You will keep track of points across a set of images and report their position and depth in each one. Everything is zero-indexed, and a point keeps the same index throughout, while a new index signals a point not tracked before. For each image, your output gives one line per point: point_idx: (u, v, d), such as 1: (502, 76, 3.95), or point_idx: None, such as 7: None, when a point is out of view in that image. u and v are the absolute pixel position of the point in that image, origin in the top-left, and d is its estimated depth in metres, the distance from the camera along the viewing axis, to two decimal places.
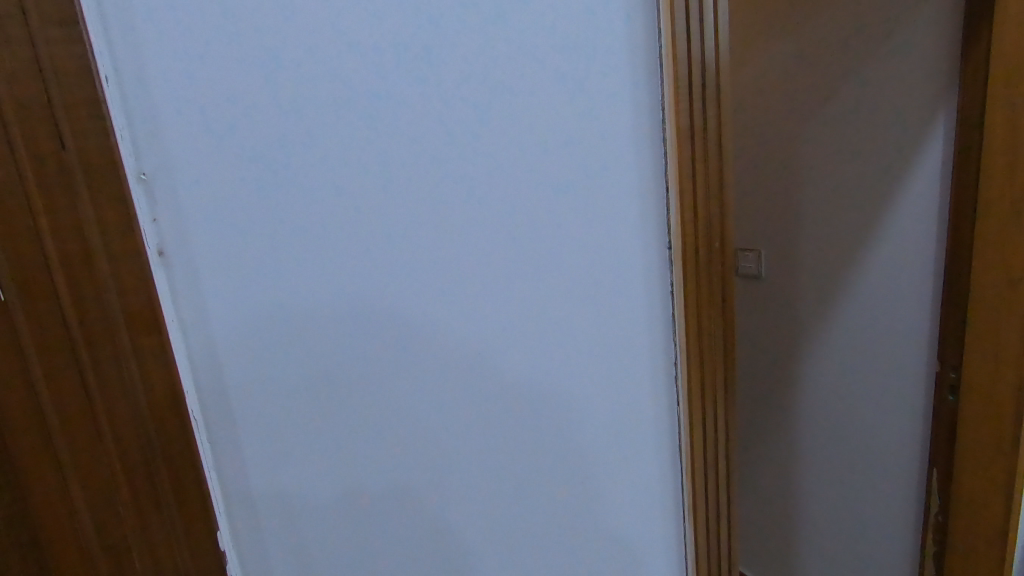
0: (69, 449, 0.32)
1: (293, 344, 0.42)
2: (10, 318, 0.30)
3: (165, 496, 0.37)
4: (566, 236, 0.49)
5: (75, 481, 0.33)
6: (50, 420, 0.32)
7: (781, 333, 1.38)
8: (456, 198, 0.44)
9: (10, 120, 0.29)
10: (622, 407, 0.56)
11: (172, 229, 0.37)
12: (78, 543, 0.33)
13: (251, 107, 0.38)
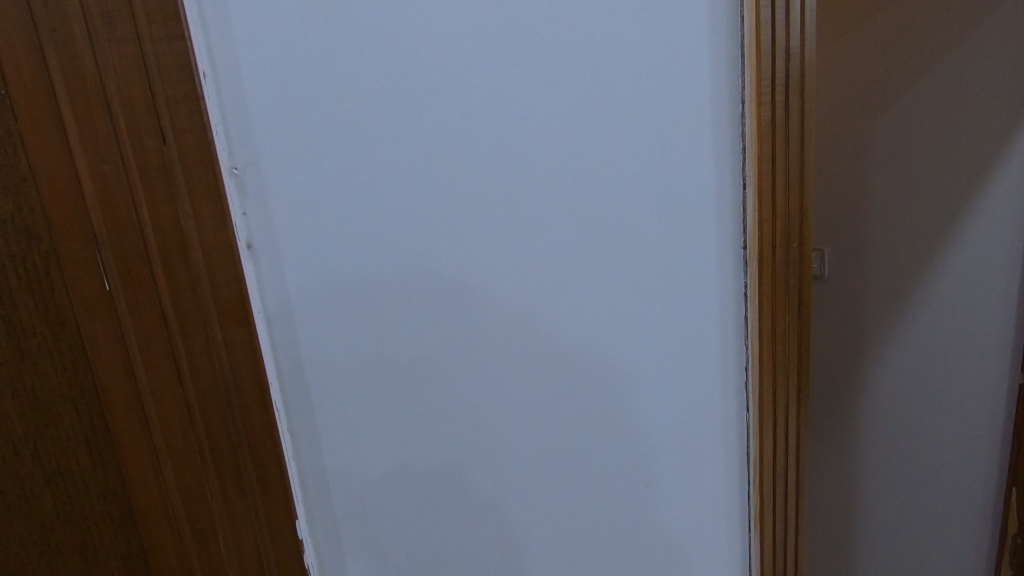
0: (163, 432, 0.35)
1: (362, 339, 0.43)
2: (115, 306, 0.32)
3: (255, 501, 0.37)
4: (651, 231, 0.45)
5: (165, 454, 0.35)
6: (146, 402, 0.34)
7: (844, 344, 1.27)
8: (523, 190, 0.42)
9: (118, 129, 0.31)
10: (701, 414, 0.51)
11: (259, 223, 0.40)
12: (161, 511, 0.36)
13: (331, 112, 0.39)
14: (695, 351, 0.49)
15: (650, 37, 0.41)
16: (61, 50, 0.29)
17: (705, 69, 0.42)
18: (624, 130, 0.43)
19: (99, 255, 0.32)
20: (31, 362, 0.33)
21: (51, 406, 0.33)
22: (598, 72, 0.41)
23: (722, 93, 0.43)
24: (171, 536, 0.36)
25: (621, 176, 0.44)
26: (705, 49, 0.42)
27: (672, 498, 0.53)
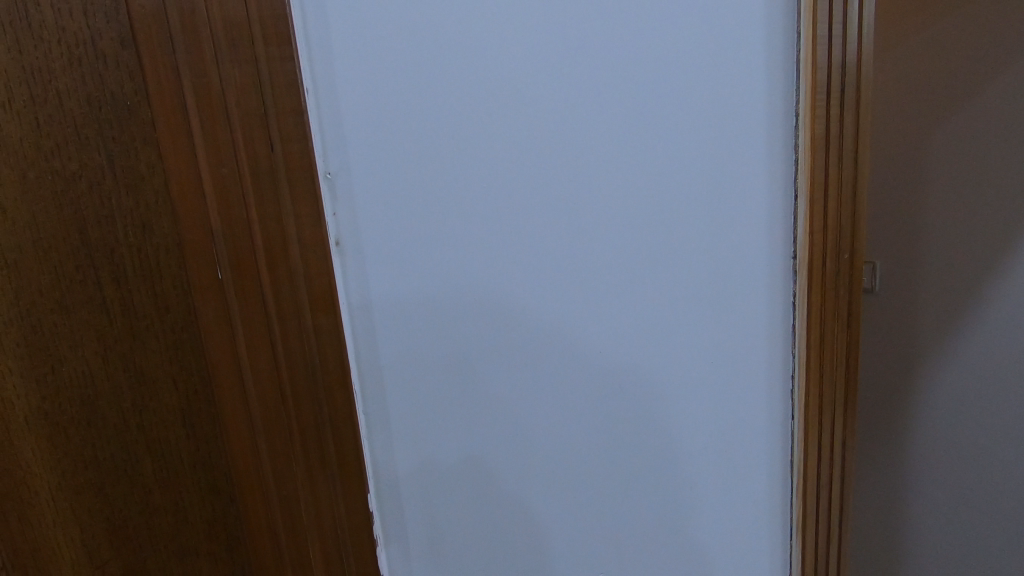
0: (259, 403, 0.40)
1: (435, 329, 0.47)
2: (224, 291, 0.38)
3: (331, 463, 0.43)
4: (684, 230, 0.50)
5: (259, 424, 0.40)
6: (246, 376, 0.39)
7: (892, 338, 1.43)
8: (573, 190, 0.46)
9: (234, 138, 0.36)
10: (723, 397, 0.55)
11: (348, 222, 0.43)
12: (253, 472, 0.41)
13: (417, 122, 0.42)
14: (721, 342, 0.54)
15: (688, 59, 0.46)
16: (193, 68, 0.35)
17: (746, 88, 0.48)
18: (666, 142, 0.47)
19: (215, 247, 0.37)
20: (139, 337, 0.40)
21: (152, 372, 0.41)
22: (643, 89, 0.46)
23: (758, 112, 0.49)
24: (261, 498, 0.41)
25: (659, 179, 0.48)
26: (744, 71, 0.48)
27: (707, 484, 0.57)
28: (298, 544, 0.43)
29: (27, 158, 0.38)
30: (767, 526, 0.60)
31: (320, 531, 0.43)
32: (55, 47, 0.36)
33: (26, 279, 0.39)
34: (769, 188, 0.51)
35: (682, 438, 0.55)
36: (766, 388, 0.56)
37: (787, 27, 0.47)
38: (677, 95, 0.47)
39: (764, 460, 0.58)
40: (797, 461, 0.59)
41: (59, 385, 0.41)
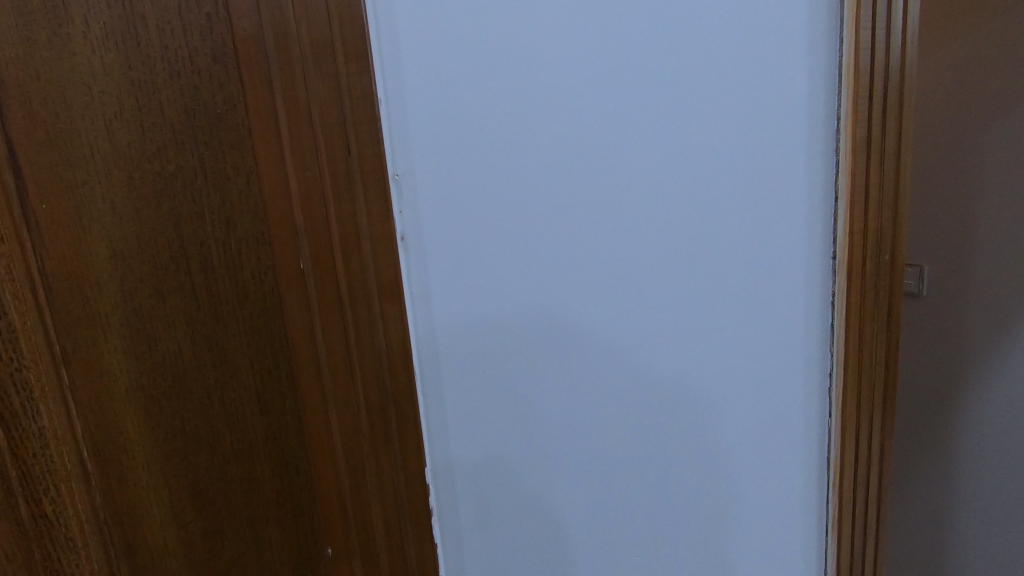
0: (331, 377, 0.45)
1: (489, 318, 0.50)
2: (306, 278, 0.43)
3: (391, 431, 0.49)
4: (718, 223, 0.53)
5: (331, 397, 0.46)
6: (320, 355, 0.45)
7: (942, 342, 1.41)
8: (614, 186, 0.50)
9: (319, 143, 0.42)
10: (755, 384, 0.58)
11: (412, 220, 0.47)
12: (325, 441, 0.46)
13: (477, 127, 0.47)
14: (753, 330, 0.56)
15: (721, 64, 0.50)
16: (285, 84, 0.41)
17: (786, 99, 0.52)
18: (700, 141, 0.51)
19: (298, 241, 0.43)
20: (222, 323, 0.41)
21: (233, 357, 0.41)
22: (678, 93, 0.50)
23: (799, 120, 0.53)
24: (331, 466, 0.46)
25: (693, 176, 0.51)
26: (784, 83, 0.51)
27: (743, 477, 0.60)
28: (362, 505, 0.48)
29: (127, 158, 0.37)
30: (799, 509, 0.63)
31: (381, 490, 0.49)
32: (153, 57, 0.36)
33: (135, 280, 0.38)
34: (799, 184, 0.54)
35: (715, 421, 0.58)
36: (802, 384, 0.59)
37: (825, 42, 0.51)
38: (709, 98, 0.50)
39: (797, 456, 0.61)
40: (831, 457, 0.61)
41: (163, 381, 0.40)
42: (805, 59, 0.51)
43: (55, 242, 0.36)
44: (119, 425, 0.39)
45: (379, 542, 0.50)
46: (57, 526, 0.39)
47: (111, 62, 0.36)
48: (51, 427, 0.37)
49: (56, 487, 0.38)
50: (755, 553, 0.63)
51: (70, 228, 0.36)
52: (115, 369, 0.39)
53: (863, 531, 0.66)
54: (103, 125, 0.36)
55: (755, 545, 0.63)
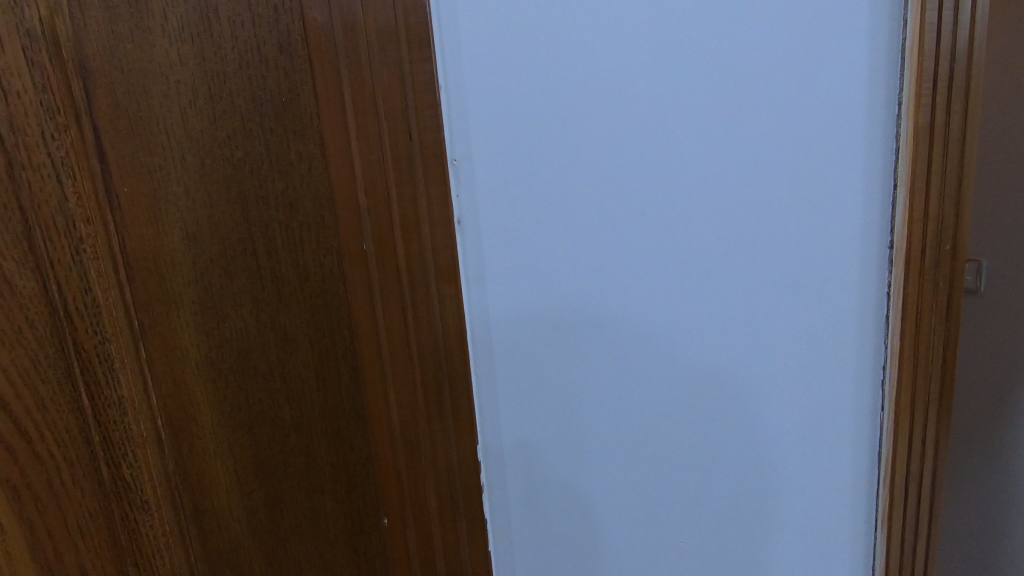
0: (389, 348, 0.51)
1: (538, 299, 0.53)
2: (371, 257, 0.49)
3: (444, 401, 0.53)
4: (769, 212, 0.53)
5: (388, 366, 0.51)
6: (379, 327, 0.50)
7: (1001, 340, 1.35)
8: (661, 173, 0.51)
9: (385, 130, 0.47)
10: (804, 377, 0.57)
11: (468, 203, 0.50)
12: (381, 406, 0.52)
13: (529, 116, 0.49)
14: (804, 321, 0.56)
15: (775, 49, 0.49)
16: (352, 72, 0.46)
17: (844, 85, 0.50)
18: (751, 128, 0.50)
19: (361, 222, 0.48)
20: (280, 300, 0.49)
21: (290, 330, 0.49)
22: (729, 80, 0.49)
23: (856, 107, 0.51)
24: (386, 427, 0.52)
25: (743, 164, 0.51)
26: (842, 68, 0.50)
27: (788, 471, 0.60)
28: (414, 466, 0.53)
29: (202, 148, 0.46)
30: (849, 505, 0.62)
31: (432, 452, 0.54)
32: (227, 54, 0.44)
33: (207, 265, 0.48)
34: (856, 173, 0.53)
35: (760, 413, 0.58)
36: (853, 378, 0.58)
37: (887, 25, 0.50)
38: (762, 84, 0.50)
39: (847, 452, 0.60)
40: (884, 452, 0.60)
41: (229, 356, 0.50)
42: (865, 44, 0.50)
43: (139, 225, 0.47)
44: (190, 390, 0.50)
45: (430, 500, 0.54)
46: (132, 486, 0.52)
47: (186, 53, 0.44)
48: (129, 395, 0.50)
49: (132, 450, 0.51)
50: (802, 545, 0.63)
51: (148, 214, 0.47)
52: (189, 339, 0.49)
53: (916, 529, 0.64)
54: (180, 114, 0.45)
55: (801, 538, 0.62)
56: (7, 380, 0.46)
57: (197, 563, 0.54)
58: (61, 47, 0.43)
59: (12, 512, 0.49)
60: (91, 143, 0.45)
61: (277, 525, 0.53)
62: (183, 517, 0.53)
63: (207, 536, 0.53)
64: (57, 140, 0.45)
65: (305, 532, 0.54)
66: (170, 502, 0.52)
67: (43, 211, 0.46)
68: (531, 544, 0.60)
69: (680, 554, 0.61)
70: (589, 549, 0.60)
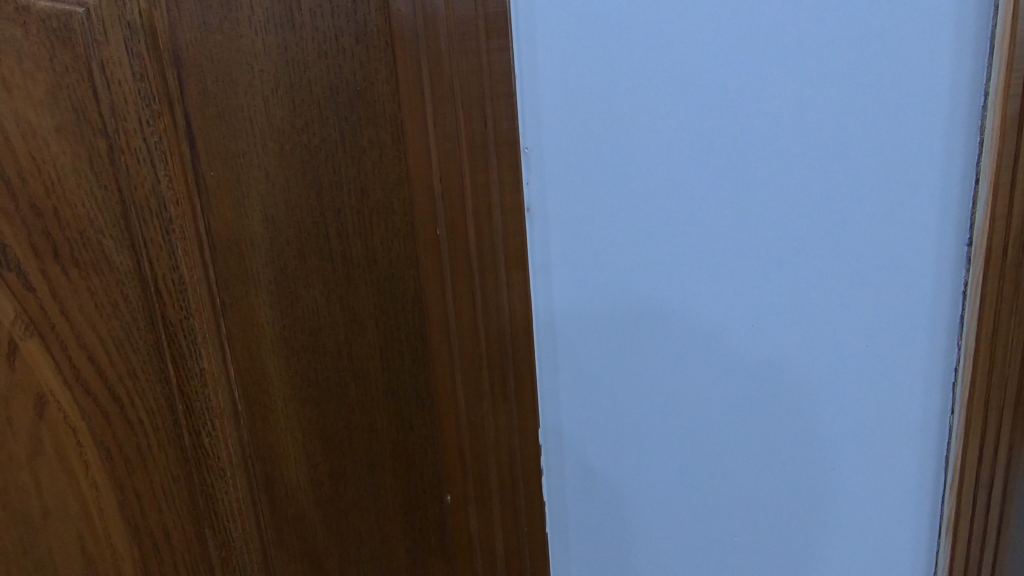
0: (457, 329, 0.53)
1: (604, 289, 0.53)
2: (446, 241, 0.51)
3: (509, 385, 0.54)
4: (844, 204, 0.51)
5: (457, 348, 0.53)
6: (449, 310, 0.52)
7: None
8: (733, 164, 0.50)
9: (460, 117, 0.49)
10: (874, 375, 0.56)
11: (537, 192, 0.51)
12: (449, 386, 0.54)
13: (602, 103, 0.49)
14: (875, 318, 0.54)
15: (857, 36, 0.48)
16: (432, 62, 0.48)
17: (929, 73, 0.49)
18: (828, 117, 0.49)
19: (436, 207, 0.50)
20: (350, 282, 0.51)
21: (358, 310, 0.52)
22: (807, 69, 0.48)
23: (940, 96, 0.49)
24: (452, 406, 0.55)
25: (821, 154, 0.50)
26: (924, 55, 0.48)
27: (845, 471, 0.58)
28: (478, 445, 0.56)
29: (281, 133, 0.48)
30: (914, 508, 0.60)
31: (496, 432, 0.56)
32: (307, 43, 0.47)
33: (283, 245, 0.51)
34: (938, 166, 0.51)
35: (824, 410, 0.56)
36: (924, 378, 0.56)
37: (975, 11, 0.48)
38: (841, 72, 0.48)
39: (913, 456, 0.58)
40: (952, 456, 0.58)
41: (301, 335, 0.52)
42: (953, 31, 0.48)
43: (222, 205, 0.50)
44: (265, 366, 0.53)
45: (492, 479, 0.57)
46: (211, 457, 0.55)
47: (270, 43, 0.47)
48: (209, 366, 0.53)
49: (211, 422, 0.54)
50: (864, 546, 0.61)
51: (231, 195, 0.50)
52: (264, 317, 0.52)
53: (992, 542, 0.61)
54: (263, 102, 0.48)
55: (862, 540, 0.61)
56: (105, 350, 0.50)
57: (267, 529, 0.57)
58: (158, 38, 0.46)
59: (105, 471, 0.53)
60: (183, 128, 0.48)
61: (342, 497, 0.56)
62: (256, 488, 0.56)
63: (277, 505, 0.56)
64: (152, 126, 0.48)
65: (368, 505, 0.57)
66: (245, 473, 0.56)
67: (139, 193, 0.49)
68: (587, 535, 0.60)
69: (736, 550, 0.60)
70: (644, 543, 0.60)
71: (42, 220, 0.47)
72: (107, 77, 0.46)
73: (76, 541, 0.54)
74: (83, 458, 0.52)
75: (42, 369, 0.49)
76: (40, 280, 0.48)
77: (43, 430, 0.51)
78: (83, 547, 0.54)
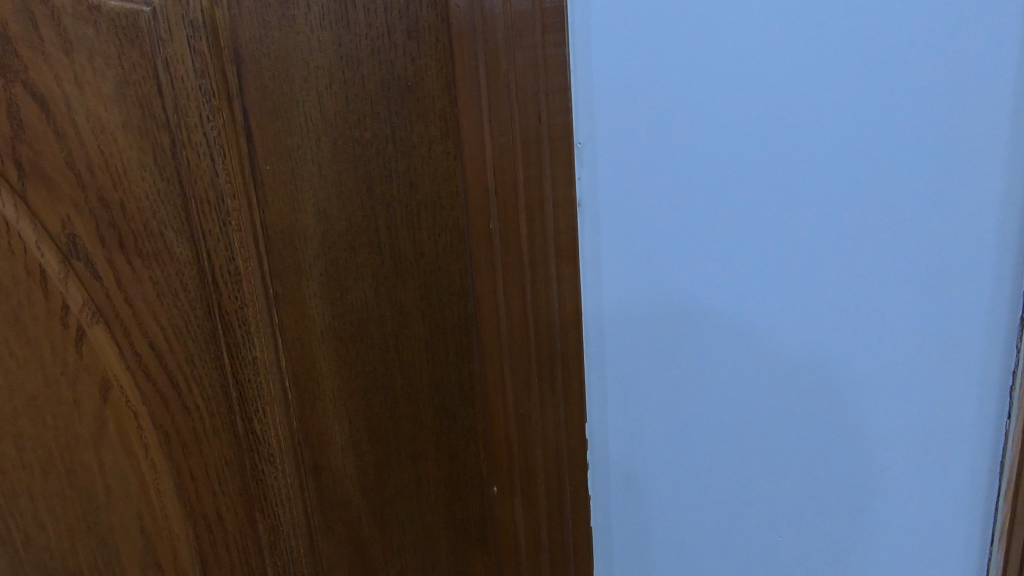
0: (507, 321, 0.54)
1: (654, 285, 0.53)
2: (499, 234, 0.52)
3: (558, 379, 0.55)
4: (908, 201, 0.49)
5: (507, 340, 0.54)
6: (499, 302, 0.54)
7: None
8: (790, 159, 0.49)
9: (516, 112, 0.49)
10: (937, 380, 0.53)
11: (589, 186, 0.51)
12: (497, 376, 0.55)
13: (656, 98, 0.49)
14: (939, 319, 0.52)
15: (925, 26, 0.46)
16: (488, 57, 0.48)
17: (1007, 62, 0.46)
18: (893, 111, 0.48)
19: (490, 201, 0.51)
20: (397, 274, 0.53)
21: (404, 302, 0.54)
22: (870, 61, 0.47)
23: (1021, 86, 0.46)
24: (500, 396, 0.56)
25: (885, 148, 0.48)
26: (1002, 42, 0.45)
27: (897, 476, 0.56)
28: (524, 436, 0.57)
29: (334, 128, 0.50)
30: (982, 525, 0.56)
31: (544, 426, 0.56)
32: (361, 39, 0.48)
33: (335, 238, 0.52)
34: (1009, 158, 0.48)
35: (881, 413, 0.55)
36: (993, 386, 0.53)
37: None
38: (908, 64, 0.47)
39: (973, 463, 0.55)
40: (1007, 463, 0.54)
41: (349, 326, 0.54)
42: None
43: (276, 198, 0.51)
44: (315, 355, 0.54)
45: (538, 471, 0.57)
46: (263, 444, 0.57)
47: (325, 40, 0.48)
48: (261, 356, 0.54)
49: (264, 410, 0.56)
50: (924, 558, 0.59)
51: (286, 189, 0.51)
52: (315, 308, 0.53)
53: None
54: (318, 97, 0.49)
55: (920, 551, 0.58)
56: (166, 338, 0.52)
57: (315, 516, 0.58)
58: (219, 35, 0.47)
59: (164, 453, 0.55)
60: (241, 123, 0.49)
61: (387, 485, 0.58)
62: (304, 475, 0.57)
63: (324, 492, 0.58)
64: (211, 121, 0.49)
65: (411, 491, 0.58)
66: (293, 460, 0.57)
67: (198, 186, 0.50)
68: (632, 531, 0.60)
69: (782, 550, 0.59)
70: (688, 540, 0.60)
71: (110, 212, 0.49)
72: (171, 74, 0.48)
73: (135, 519, 0.56)
74: (143, 440, 0.54)
75: (109, 354, 0.52)
76: (106, 269, 0.50)
77: (107, 413, 0.53)
78: (142, 526, 0.56)
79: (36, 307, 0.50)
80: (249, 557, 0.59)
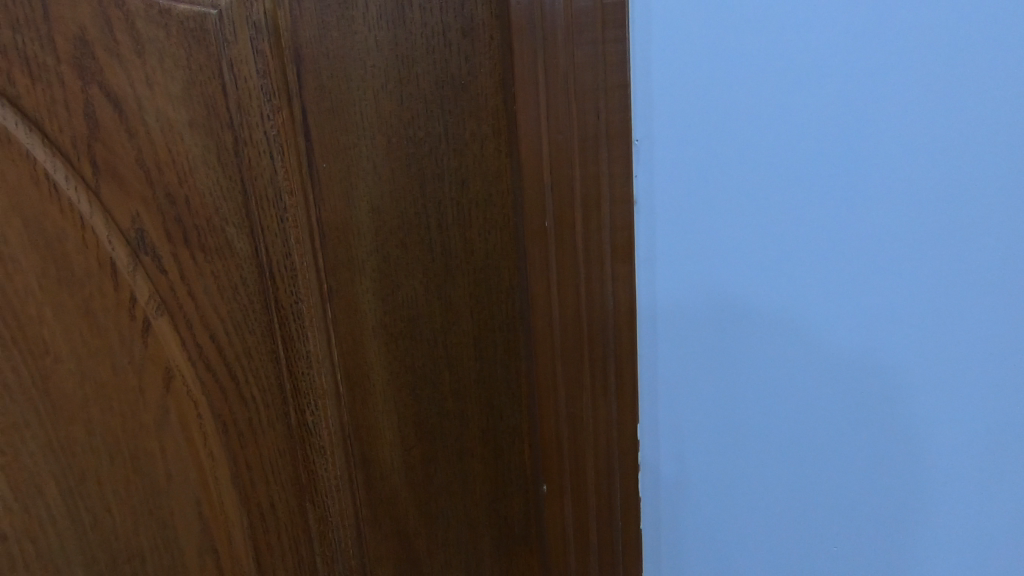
0: (559, 319, 0.54)
1: (712, 284, 0.51)
2: (554, 232, 0.52)
3: (610, 378, 0.54)
4: (1003, 199, 0.45)
5: (559, 338, 0.54)
6: (552, 299, 0.53)
7: None
8: (869, 154, 0.46)
9: (574, 109, 0.49)
10: None
11: (646, 183, 0.50)
12: (548, 375, 0.55)
13: (719, 92, 0.47)
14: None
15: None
16: (548, 55, 0.48)
17: None
18: (987, 103, 0.44)
19: (546, 198, 0.51)
20: (447, 271, 0.54)
21: (453, 298, 0.55)
22: (961, 49, 0.43)
23: None
24: (552, 395, 0.55)
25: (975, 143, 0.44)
26: None
27: (986, 509, 0.51)
28: (574, 435, 0.56)
29: (388, 127, 0.51)
30: None
31: (595, 425, 0.56)
32: (416, 39, 0.49)
33: (386, 235, 0.53)
34: None
35: (974, 430, 0.49)
36: None
37: None
38: (1005, 52, 0.43)
39: None
40: None
41: (399, 321, 0.55)
42: None
43: (332, 195, 0.52)
44: (365, 349, 0.56)
45: (588, 470, 0.57)
46: (314, 436, 0.58)
47: (382, 40, 0.49)
48: (314, 349, 0.56)
49: (315, 403, 0.57)
50: None
51: (341, 186, 0.52)
52: (366, 303, 0.55)
53: None
54: (373, 96, 0.50)
55: None
56: (226, 330, 0.54)
57: (362, 509, 0.60)
58: (280, 36, 0.49)
59: (221, 442, 0.57)
60: (299, 120, 0.51)
61: (433, 478, 0.59)
62: (354, 467, 0.59)
63: (372, 485, 0.59)
64: (271, 119, 0.51)
65: (456, 484, 0.59)
66: (343, 452, 0.58)
67: (258, 183, 0.52)
68: (684, 538, 0.58)
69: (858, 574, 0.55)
70: (746, 554, 0.57)
71: (176, 208, 0.51)
72: (235, 74, 0.49)
73: (194, 506, 0.57)
74: (202, 429, 0.56)
75: (171, 345, 0.54)
76: (171, 263, 0.52)
77: (169, 403, 0.54)
78: (199, 513, 0.58)
79: (106, 300, 0.51)
80: (299, 545, 0.61)
